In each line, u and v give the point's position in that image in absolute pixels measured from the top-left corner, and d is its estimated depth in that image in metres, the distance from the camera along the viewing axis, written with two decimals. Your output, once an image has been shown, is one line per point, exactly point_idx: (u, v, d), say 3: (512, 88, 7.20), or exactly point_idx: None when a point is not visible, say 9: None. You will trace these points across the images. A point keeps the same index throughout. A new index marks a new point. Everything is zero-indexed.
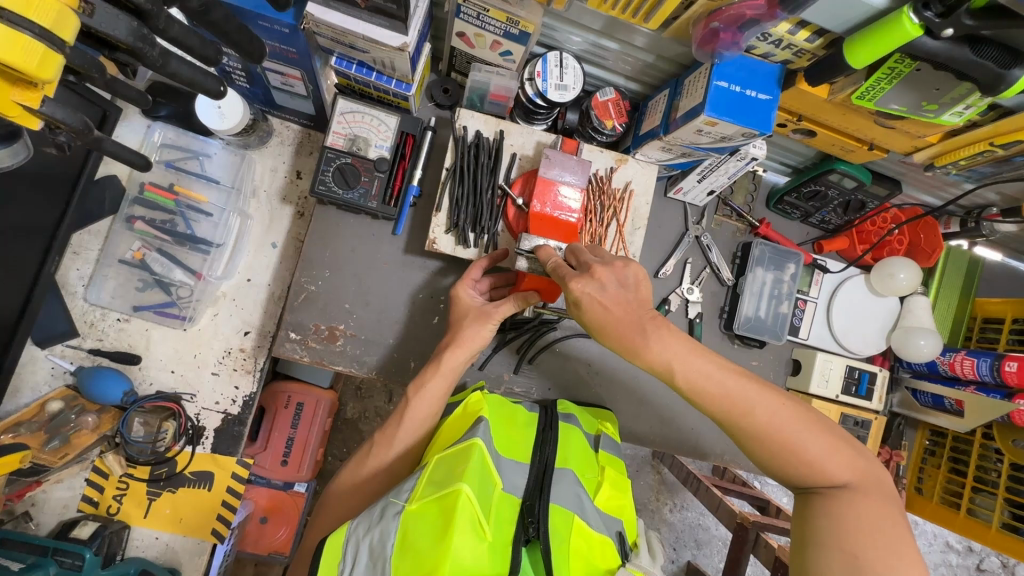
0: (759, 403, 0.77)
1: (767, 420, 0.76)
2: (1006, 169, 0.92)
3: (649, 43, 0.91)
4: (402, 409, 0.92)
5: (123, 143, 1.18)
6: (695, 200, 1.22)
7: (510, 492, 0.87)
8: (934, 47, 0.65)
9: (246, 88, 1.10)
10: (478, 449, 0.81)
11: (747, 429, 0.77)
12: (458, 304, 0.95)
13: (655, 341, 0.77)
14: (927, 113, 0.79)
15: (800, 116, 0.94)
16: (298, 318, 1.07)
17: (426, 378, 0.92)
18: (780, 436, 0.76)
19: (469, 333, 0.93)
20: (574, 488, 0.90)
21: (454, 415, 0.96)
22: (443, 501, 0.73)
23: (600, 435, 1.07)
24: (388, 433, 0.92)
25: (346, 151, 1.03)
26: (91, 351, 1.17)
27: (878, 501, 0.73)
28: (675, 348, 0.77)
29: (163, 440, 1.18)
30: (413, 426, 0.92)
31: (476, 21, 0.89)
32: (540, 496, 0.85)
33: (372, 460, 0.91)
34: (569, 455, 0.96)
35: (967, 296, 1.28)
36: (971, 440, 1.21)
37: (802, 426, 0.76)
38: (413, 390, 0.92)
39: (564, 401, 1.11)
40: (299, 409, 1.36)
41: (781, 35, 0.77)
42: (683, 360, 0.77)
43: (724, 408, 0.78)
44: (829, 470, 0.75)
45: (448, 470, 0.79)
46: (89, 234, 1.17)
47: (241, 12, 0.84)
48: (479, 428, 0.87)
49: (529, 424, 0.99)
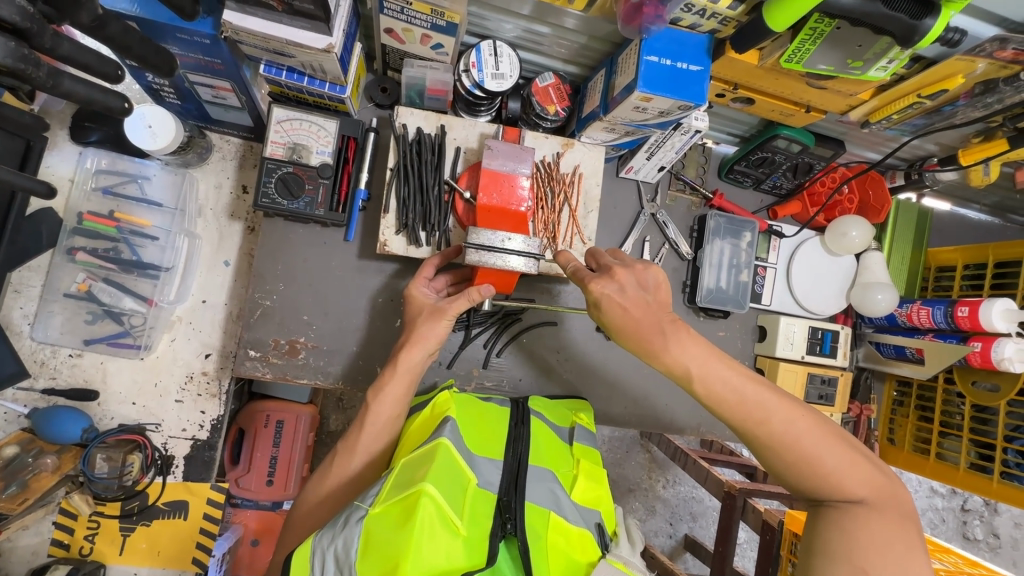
0: (777, 413, 0.77)
1: (784, 431, 0.76)
2: (938, 120, 0.93)
3: (580, 24, 0.90)
4: (363, 415, 0.91)
5: (54, 172, 1.14)
6: (647, 177, 1.22)
7: (485, 487, 0.86)
8: (848, 3, 0.66)
9: (178, 104, 1.08)
10: (443, 449, 0.81)
11: (764, 438, 0.77)
12: (413, 303, 0.94)
13: (675, 344, 0.79)
14: (853, 70, 0.80)
15: (736, 84, 0.95)
16: (256, 335, 1.05)
17: (386, 382, 0.91)
18: (798, 446, 0.75)
19: (426, 333, 0.91)
20: (549, 484, 0.91)
21: (422, 416, 0.95)
22: (408, 501, 0.72)
23: (574, 427, 1.07)
24: (350, 442, 0.91)
25: (287, 160, 1.00)
26: (45, 391, 1.13)
27: (895, 521, 0.71)
28: (695, 351, 0.79)
29: (130, 473, 1.14)
30: (375, 430, 0.91)
31: (401, 16, 0.87)
32: (515, 494, 0.85)
33: (337, 468, 0.89)
34: (540, 453, 0.95)
35: (920, 248, 1.31)
36: (935, 386, 1.25)
37: (822, 441, 0.75)
38: (373, 395, 0.91)
39: (535, 397, 1.10)
40: (280, 426, 1.33)
41: (703, 4, 0.77)
42: (704, 365, 0.79)
43: (741, 416, 0.78)
44: (846, 484, 0.73)
45: (414, 470, 0.78)
46: (30, 271, 1.13)
47: (155, 26, 0.82)
48: (446, 427, 0.87)
49: (500, 422, 0.98)
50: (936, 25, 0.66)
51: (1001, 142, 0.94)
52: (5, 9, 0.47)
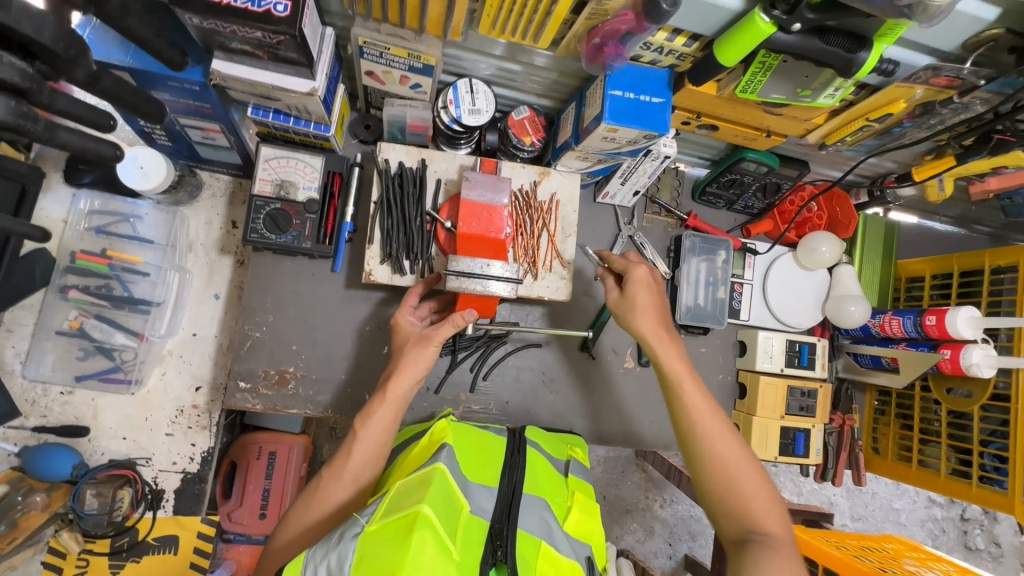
0: (721, 436, 0.88)
1: (720, 451, 0.87)
2: (890, 141, 0.99)
3: (549, 61, 0.96)
4: (350, 441, 0.92)
5: (47, 214, 1.17)
6: (624, 201, 1.27)
7: (478, 515, 0.87)
8: (788, 41, 0.71)
9: (169, 146, 1.12)
10: (439, 473, 0.83)
11: (704, 453, 0.87)
12: (400, 332, 0.97)
13: (663, 353, 0.94)
14: (804, 98, 0.86)
15: (699, 113, 1.00)
16: (246, 366, 1.08)
17: (372, 409, 0.93)
18: (730, 466, 0.86)
19: (412, 360, 0.93)
20: (542, 513, 0.92)
21: (419, 444, 0.97)
22: (404, 520, 0.73)
23: (569, 460, 1.08)
24: (337, 467, 0.91)
25: (275, 197, 1.04)
26: (35, 429, 1.14)
27: (793, 561, 0.78)
28: (677, 365, 0.93)
29: (120, 509, 1.14)
30: (363, 457, 0.91)
31: (380, 60, 0.92)
32: (507, 521, 0.87)
33: (322, 494, 0.89)
34: (534, 482, 0.97)
35: (890, 261, 1.36)
36: (912, 394, 1.28)
37: (751, 472, 0.85)
38: (361, 422, 0.92)
39: (533, 427, 1.12)
40: (272, 458, 1.33)
41: (660, 42, 0.83)
42: (680, 378, 0.92)
43: (692, 428, 0.89)
44: (758, 513, 0.82)
45: (408, 494, 0.79)
46: (22, 310, 1.15)
47: (147, 75, 0.87)
48: (442, 452, 0.89)
49: (497, 451, 0.99)
50: (870, 58, 0.72)
51: (948, 158, 0.99)
52: (4, 71, 0.50)
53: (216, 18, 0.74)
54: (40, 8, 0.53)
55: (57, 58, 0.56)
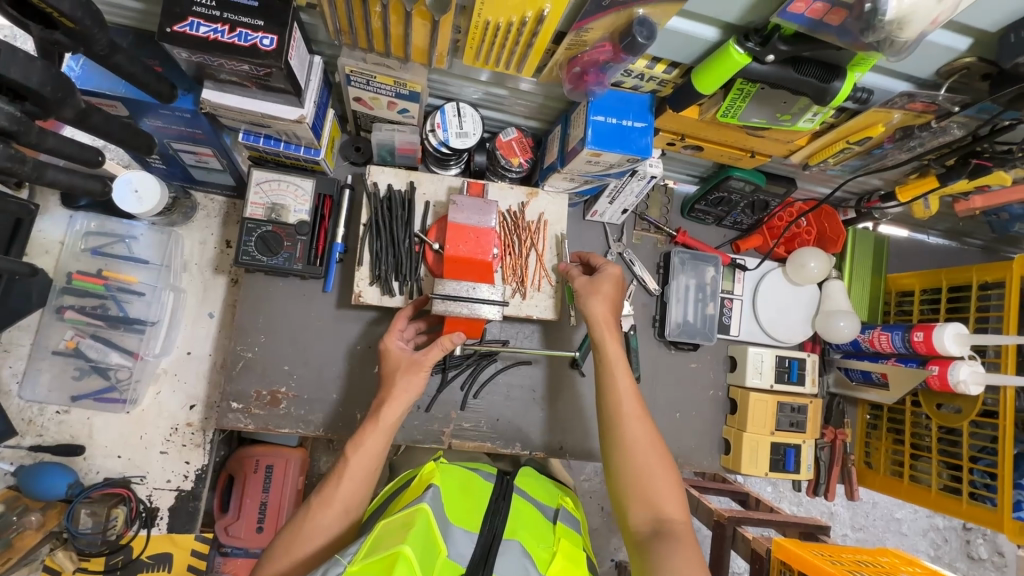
0: (635, 423, 0.91)
1: (632, 438, 0.90)
2: (873, 162, 1.00)
3: (534, 86, 0.98)
4: (342, 468, 0.90)
5: (45, 236, 1.20)
6: (613, 219, 1.28)
7: (454, 559, 0.86)
8: (764, 71, 0.72)
9: (163, 168, 1.14)
10: (423, 514, 0.83)
11: (618, 438, 0.90)
12: (389, 357, 0.98)
13: (606, 342, 0.97)
14: (784, 123, 0.87)
15: (682, 135, 1.01)
16: (238, 387, 1.09)
17: (363, 433, 0.92)
18: (640, 454, 0.88)
19: (400, 385, 0.94)
20: (520, 559, 0.89)
21: (408, 488, 0.98)
22: (383, 561, 0.73)
23: (558, 508, 1.08)
24: (326, 494, 0.88)
25: (266, 220, 1.06)
26: (31, 449, 1.15)
27: (692, 549, 0.80)
28: (612, 353, 0.96)
29: (114, 528, 1.15)
30: (353, 484, 0.89)
31: (367, 87, 0.93)
32: (484, 568, 0.86)
33: (309, 524, 0.85)
34: (517, 526, 0.95)
35: (879, 275, 1.36)
36: (903, 408, 1.28)
37: (658, 461, 0.88)
38: (352, 449, 0.91)
39: (526, 472, 1.14)
40: (269, 471, 1.34)
41: (641, 69, 0.84)
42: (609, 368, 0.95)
43: (610, 413, 0.92)
44: (663, 502, 0.85)
45: (391, 534, 0.80)
46: (20, 331, 1.17)
47: (138, 104, 0.89)
48: (428, 493, 0.89)
49: (482, 497, 0.99)
50: (845, 86, 0.73)
51: (931, 178, 1.00)
52: None
53: (204, 52, 0.76)
54: (28, 54, 0.54)
55: (46, 100, 0.58)
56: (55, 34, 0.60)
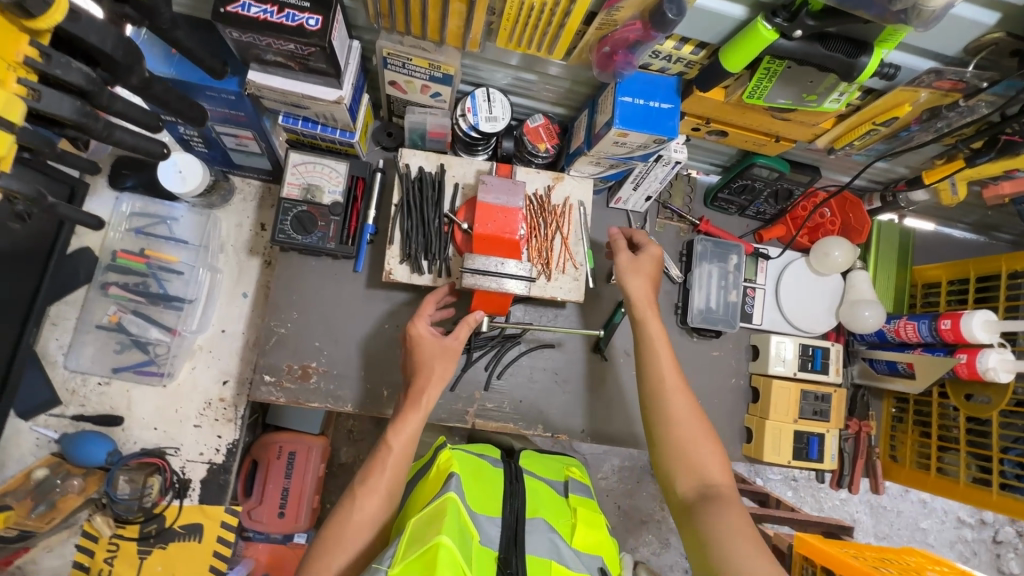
0: (676, 396, 0.95)
1: (673, 411, 0.94)
2: (899, 145, 1.00)
3: (562, 70, 1.01)
4: (380, 456, 0.92)
5: (93, 215, 1.25)
6: (636, 207, 1.30)
7: (487, 545, 0.89)
8: (791, 47, 0.74)
9: (205, 152, 1.20)
10: (453, 502, 0.84)
11: (659, 413, 0.95)
12: (421, 345, 0.99)
13: (645, 319, 1.02)
14: (810, 103, 0.89)
15: (708, 119, 1.03)
16: (271, 361, 1.13)
17: (404, 419, 0.95)
18: (681, 424, 0.93)
19: (439, 373, 0.99)
20: (547, 535, 0.95)
21: (428, 480, 0.99)
22: (425, 556, 0.75)
23: (568, 482, 1.14)
24: (370, 484, 0.89)
25: (302, 200, 1.10)
26: (74, 418, 1.20)
27: (738, 512, 0.84)
28: (653, 329, 1.01)
29: (149, 496, 1.20)
30: (396, 471, 0.91)
31: (403, 70, 0.97)
32: (516, 550, 0.89)
33: (356, 515, 0.87)
34: (537, 505, 1.00)
35: (905, 267, 1.36)
36: (930, 401, 1.26)
37: (700, 427, 0.93)
38: (391, 433, 0.94)
39: (530, 453, 1.18)
40: (292, 457, 1.37)
41: (669, 50, 0.86)
42: (649, 343, 1.00)
43: (651, 388, 0.98)
44: (705, 469, 0.89)
45: (424, 528, 0.80)
46: (66, 304, 1.22)
47: (188, 85, 0.94)
48: (452, 483, 0.90)
49: (495, 479, 1.01)
50: (872, 62, 0.74)
51: (958, 161, 0.98)
52: (72, 76, 0.56)
53: (255, 31, 0.80)
54: (104, 21, 0.59)
55: (117, 65, 0.62)
56: (124, 7, 0.65)
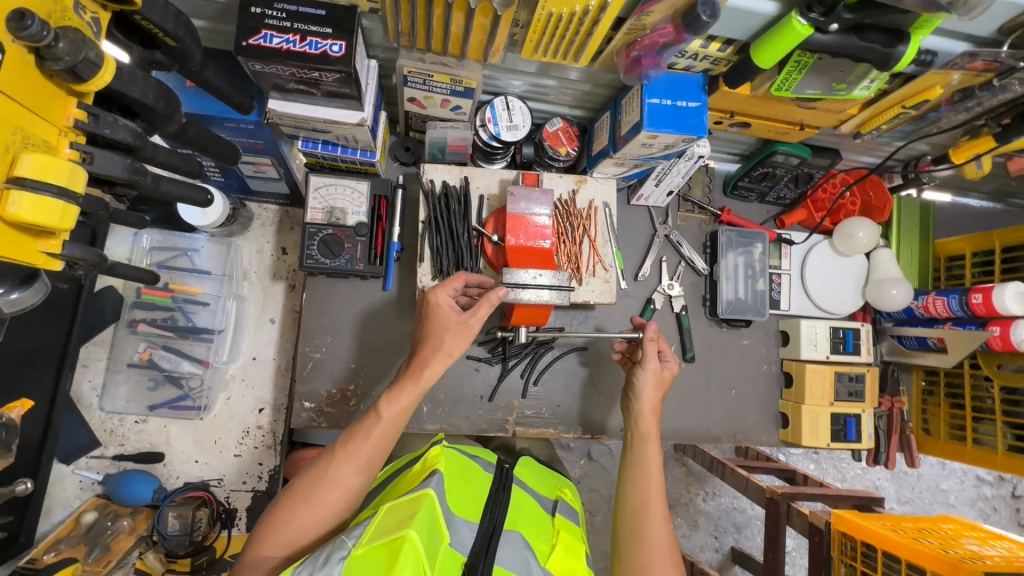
0: (656, 517, 0.90)
1: (653, 529, 0.89)
2: (926, 125, 1.00)
3: (583, 74, 1.00)
4: (370, 423, 0.82)
5: (113, 253, 1.24)
6: (658, 202, 1.30)
7: (457, 549, 0.82)
8: (825, 40, 0.74)
9: (222, 181, 1.18)
10: (429, 501, 0.77)
11: (636, 528, 0.90)
12: (437, 315, 0.91)
13: (647, 436, 0.99)
14: (839, 92, 0.88)
15: (732, 112, 1.02)
16: (309, 387, 1.12)
17: (402, 390, 0.86)
18: (655, 543, 0.88)
19: (449, 346, 0.89)
20: (522, 550, 0.86)
21: (412, 471, 0.92)
22: (390, 545, 0.68)
23: (557, 501, 1.06)
24: (352, 447, 0.81)
25: (327, 224, 1.09)
26: (115, 458, 1.20)
27: None
28: (651, 453, 0.97)
29: (199, 529, 1.18)
30: (382, 439, 0.82)
31: (423, 86, 0.96)
32: (486, 558, 0.83)
33: (330, 474, 0.79)
34: (519, 517, 0.92)
35: (927, 241, 1.36)
36: (961, 373, 1.28)
37: (668, 555, 0.87)
38: (385, 402, 0.84)
39: (524, 463, 1.09)
40: None
41: (696, 49, 0.85)
42: (643, 451, 0.97)
43: (635, 500, 0.92)
44: None
45: (395, 518, 0.73)
46: (95, 345, 1.21)
47: (207, 118, 0.93)
48: (432, 479, 0.83)
49: (483, 484, 0.96)
50: (909, 50, 0.73)
51: (987, 138, 0.98)
52: (120, 133, 0.55)
53: (280, 62, 0.79)
54: (142, 73, 0.58)
55: (156, 115, 0.61)
56: (154, 53, 0.64)
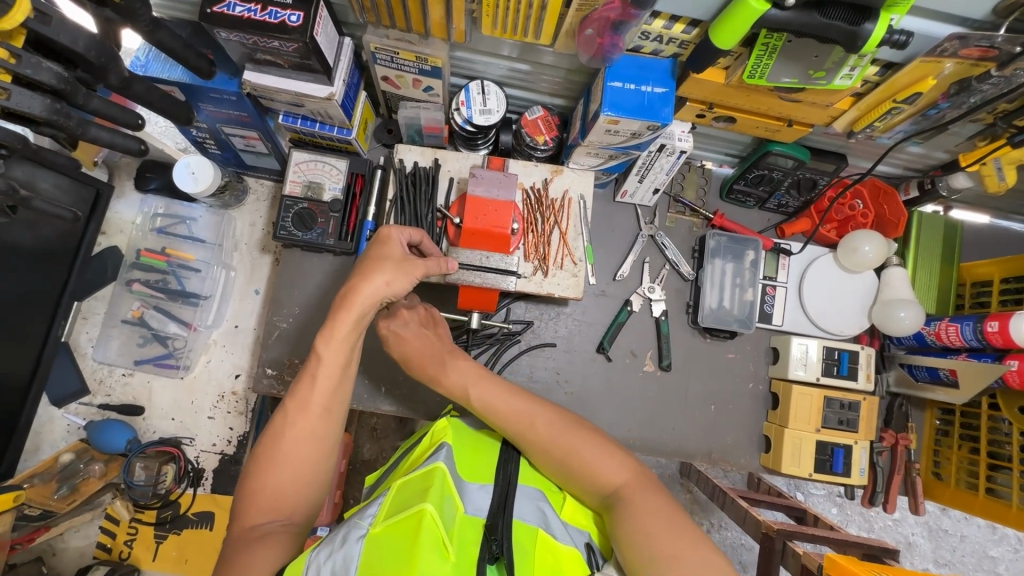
0: (538, 417, 0.86)
1: (546, 433, 0.85)
2: (929, 125, 0.90)
3: (556, 59, 0.98)
4: (313, 368, 0.81)
5: (120, 216, 1.34)
6: (644, 201, 1.24)
7: (474, 514, 0.79)
8: (784, 17, 0.68)
9: (219, 154, 1.25)
10: (439, 473, 0.77)
11: (536, 443, 0.85)
12: (386, 245, 0.86)
13: (450, 369, 0.96)
14: (818, 81, 0.81)
15: (711, 104, 0.97)
16: (273, 355, 1.15)
17: (335, 324, 0.81)
18: (558, 444, 0.84)
19: (381, 276, 0.82)
20: (537, 502, 0.83)
21: (420, 446, 0.91)
22: (408, 522, 0.68)
23: None
24: (302, 398, 0.80)
25: (303, 197, 1.12)
26: (100, 406, 1.28)
27: (650, 494, 0.77)
28: (466, 374, 0.94)
29: (163, 482, 1.25)
30: (328, 382, 0.81)
31: (392, 64, 0.98)
32: (503, 514, 0.78)
33: (290, 431, 0.78)
34: (531, 472, 0.89)
35: (951, 263, 1.22)
36: (979, 413, 1.14)
37: (570, 432, 0.84)
38: (320, 340, 0.81)
39: None
40: None
41: (658, 30, 0.82)
42: (474, 384, 0.92)
43: (512, 423, 0.87)
44: (605, 472, 0.81)
45: (409, 495, 0.74)
46: (96, 300, 1.31)
47: (191, 87, 0.98)
48: (441, 452, 0.83)
49: (495, 449, 0.92)
50: (878, 28, 0.67)
51: (1002, 140, 0.92)
52: (42, 75, 0.58)
53: (240, 30, 0.82)
54: (79, 23, 0.62)
55: (92, 66, 0.64)
56: (107, 10, 0.68)
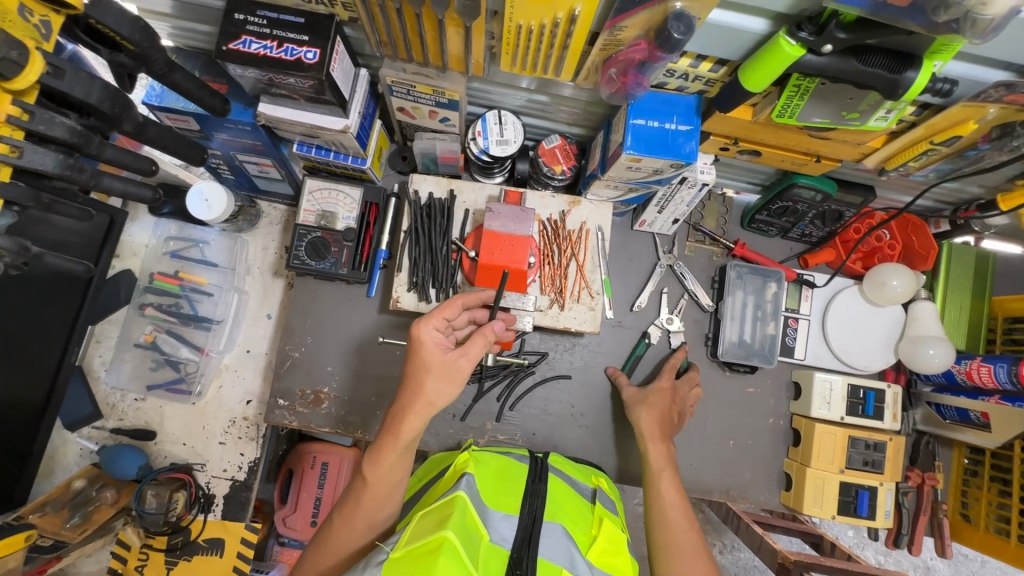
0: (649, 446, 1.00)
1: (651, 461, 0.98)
2: (965, 165, 0.86)
3: (576, 92, 0.95)
4: (361, 486, 0.80)
5: (133, 240, 1.34)
6: (663, 230, 1.21)
7: (498, 544, 0.77)
8: (820, 63, 0.65)
9: (233, 178, 1.24)
10: (461, 501, 0.75)
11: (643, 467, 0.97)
12: (422, 351, 0.79)
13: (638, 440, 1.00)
14: (851, 121, 0.78)
15: (736, 138, 0.93)
16: (285, 385, 1.14)
17: (382, 450, 0.79)
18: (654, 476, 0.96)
19: (431, 393, 0.78)
20: (565, 542, 0.81)
21: (441, 480, 0.90)
22: (428, 546, 0.66)
23: (597, 489, 0.97)
24: (346, 512, 0.80)
25: (316, 226, 1.11)
26: (113, 431, 1.28)
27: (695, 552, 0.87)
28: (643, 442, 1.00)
29: (174, 510, 1.20)
30: (376, 500, 0.80)
31: (408, 96, 0.96)
32: (529, 549, 0.77)
33: (336, 539, 0.80)
34: (559, 508, 0.86)
35: (982, 297, 1.18)
36: (1011, 456, 1.08)
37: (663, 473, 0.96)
38: (369, 464, 0.80)
39: (556, 454, 1.02)
40: (325, 467, 1.40)
41: (685, 69, 0.79)
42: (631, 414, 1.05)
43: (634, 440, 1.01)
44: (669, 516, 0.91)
45: (429, 523, 0.72)
46: (109, 324, 1.31)
47: (205, 118, 0.97)
48: (462, 481, 0.81)
49: (520, 478, 0.90)
50: (920, 77, 0.64)
51: None
52: (55, 130, 0.57)
53: (255, 67, 0.81)
54: (91, 75, 0.60)
55: (105, 115, 0.63)
56: (121, 55, 0.67)
